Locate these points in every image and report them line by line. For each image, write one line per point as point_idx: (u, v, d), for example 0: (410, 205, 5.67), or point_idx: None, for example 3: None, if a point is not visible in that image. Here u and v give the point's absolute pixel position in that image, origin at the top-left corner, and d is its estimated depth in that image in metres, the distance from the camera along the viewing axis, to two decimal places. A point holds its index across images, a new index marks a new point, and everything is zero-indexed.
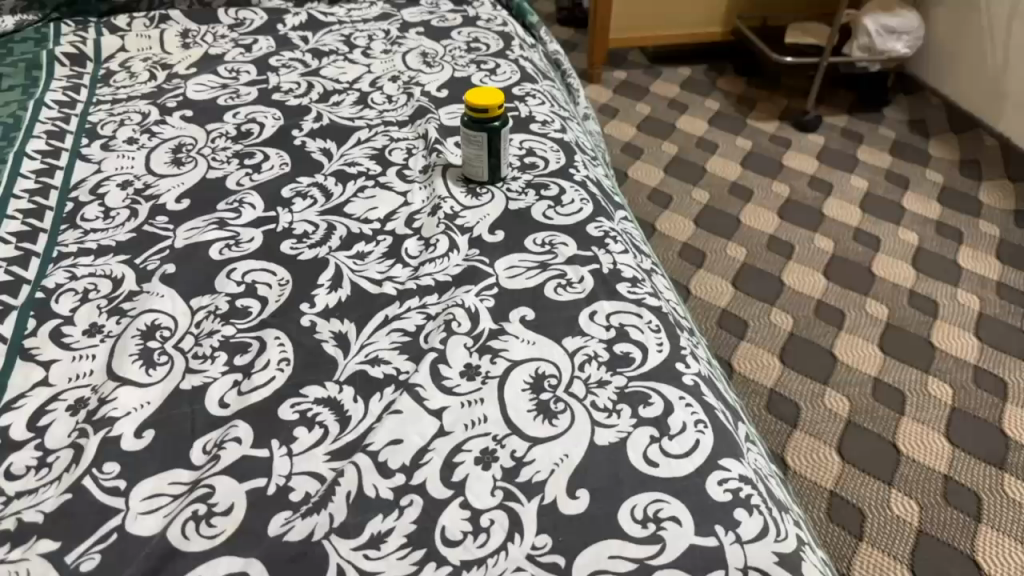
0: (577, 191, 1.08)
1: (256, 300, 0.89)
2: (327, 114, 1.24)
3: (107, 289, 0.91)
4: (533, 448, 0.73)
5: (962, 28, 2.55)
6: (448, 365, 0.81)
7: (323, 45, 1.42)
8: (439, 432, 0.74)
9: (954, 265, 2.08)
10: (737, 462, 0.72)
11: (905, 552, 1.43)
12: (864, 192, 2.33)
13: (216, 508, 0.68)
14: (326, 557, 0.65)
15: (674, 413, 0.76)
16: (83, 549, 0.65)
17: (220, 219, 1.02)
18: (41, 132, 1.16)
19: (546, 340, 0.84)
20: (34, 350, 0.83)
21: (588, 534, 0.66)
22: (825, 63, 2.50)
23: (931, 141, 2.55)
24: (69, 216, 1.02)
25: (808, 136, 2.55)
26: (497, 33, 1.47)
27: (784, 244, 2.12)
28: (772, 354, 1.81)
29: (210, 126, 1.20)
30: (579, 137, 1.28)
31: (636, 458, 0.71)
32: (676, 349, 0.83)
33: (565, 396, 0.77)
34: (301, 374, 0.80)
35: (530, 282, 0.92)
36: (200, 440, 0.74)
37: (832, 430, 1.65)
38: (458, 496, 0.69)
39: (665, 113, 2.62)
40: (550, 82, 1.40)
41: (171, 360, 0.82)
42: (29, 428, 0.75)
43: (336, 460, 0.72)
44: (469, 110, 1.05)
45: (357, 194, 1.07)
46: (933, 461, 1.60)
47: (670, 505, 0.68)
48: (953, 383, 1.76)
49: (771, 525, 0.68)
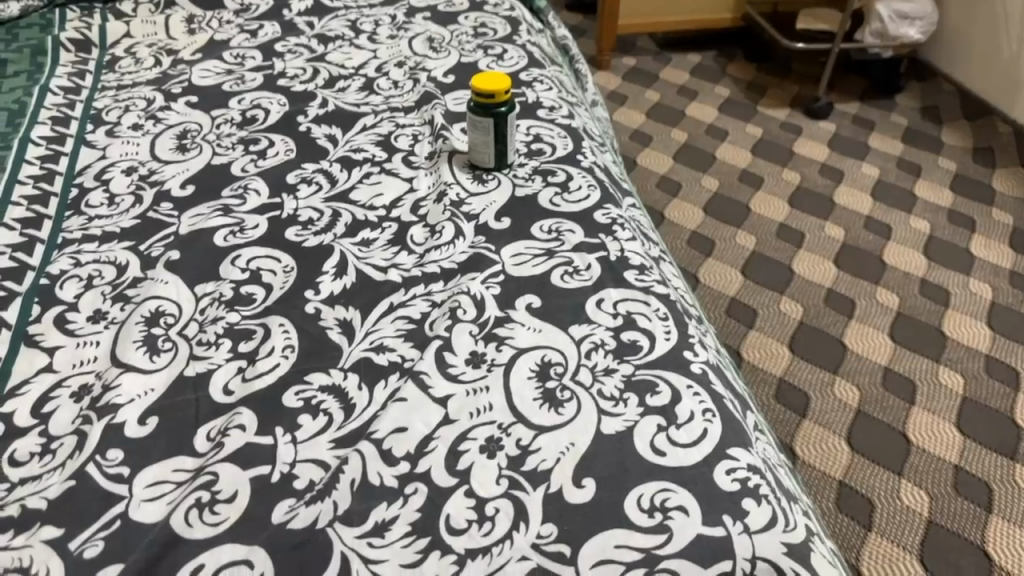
0: (585, 178, 1.07)
1: (261, 287, 0.89)
2: (332, 99, 1.23)
3: (111, 275, 0.91)
4: (539, 437, 0.72)
5: (977, 16, 2.52)
6: (453, 353, 0.80)
7: (329, 31, 1.41)
8: (444, 420, 0.74)
9: (966, 254, 2.06)
10: (746, 451, 0.71)
11: (915, 543, 1.43)
12: (875, 179, 2.31)
13: (220, 495, 0.68)
14: (330, 544, 0.64)
15: (682, 401, 0.75)
16: (86, 536, 0.65)
17: (225, 206, 1.01)
18: (46, 118, 1.16)
19: (553, 328, 0.83)
20: (38, 336, 0.83)
21: (594, 523, 0.65)
22: (836, 49, 2.47)
23: (944, 128, 2.52)
24: (73, 202, 1.02)
25: (819, 123, 2.53)
26: (504, 17, 1.45)
27: (793, 233, 2.11)
28: (781, 343, 1.80)
29: (215, 112, 1.19)
30: (587, 123, 1.26)
31: (643, 447, 0.71)
32: (684, 337, 0.82)
33: (571, 384, 0.77)
34: (306, 362, 0.80)
35: (537, 270, 0.91)
36: (203, 427, 0.74)
37: (841, 419, 1.65)
38: (463, 485, 0.68)
39: (674, 100, 2.60)
40: (557, 67, 1.39)
41: (175, 347, 0.82)
42: (33, 414, 0.75)
43: (341, 447, 0.72)
44: (476, 95, 1.04)
45: (362, 181, 1.06)
46: (944, 451, 1.59)
47: (677, 494, 0.67)
48: (964, 372, 1.74)
49: (779, 515, 0.67)
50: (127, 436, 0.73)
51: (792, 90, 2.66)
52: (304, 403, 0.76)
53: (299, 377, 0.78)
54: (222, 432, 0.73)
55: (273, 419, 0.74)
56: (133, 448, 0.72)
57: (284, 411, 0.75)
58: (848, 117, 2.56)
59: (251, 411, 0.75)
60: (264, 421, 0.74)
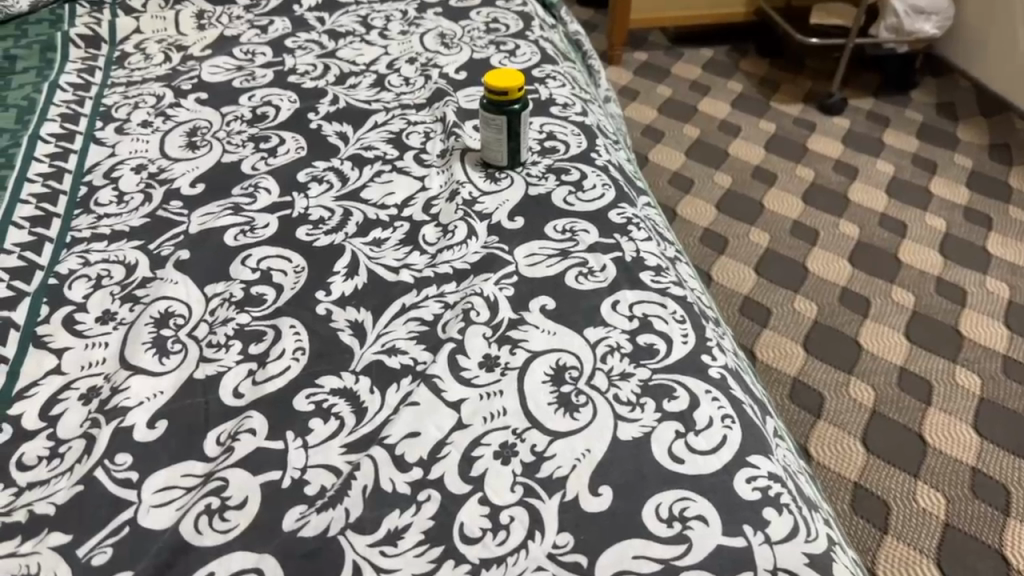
0: (599, 177, 1.05)
1: (271, 287, 0.88)
2: (343, 96, 1.21)
3: (120, 275, 0.90)
4: (554, 443, 0.70)
5: (994, 12, 2.48)
6: (466, 356, 0.79)
7: (340, 26, 1.39)
8: (457, 425, 0.72)
9: (983, 252, 2.03)
10: (766, 459, 0.70)
11: (931, 546, 1.41)
12: (890, 176, 2.28)
13: (229, 502, 0.67)
14: (341, 553, 0.63)
15: (700, 407, 0.73)
16: (94, 542, 0.64)
17: (235, 204, 1.00)
18: (56, 115, 1.15)
19: (567, 330, 0.82)
20: (46, 337, 0.82)
21: (611, 532, 0.64)
22: (851, 44, 2.44)
23: (960, 124, 2.49)
24: (82, 200, 1.01)
25: (833, 119, 2.50)
26: (516, 13, 1.43)
27: (807, 230, 2.08)
28: (795, 342, 1.78)
29: (225, 109, 1.18)
30: (601, 121, 1.25)
31: (661, 453, 0.69)
32: (701, 340, 0.81)
33: (587, 389, 0.75)
34: (317, 364, 0.79)
35: (551, 271, 0.90)
36: (213, 433, 0.73)
37: (856, 421, 1.63)
38: (477, 492, 0.67)
39: (687, 95, 2.57)
40: (570, 63, 1.37)
41: (185, 348, 0.81)
42: (41, 417, 0.74)
43: (352, 453, 0.70)
44: (488, 92, 1.02)
45: (373, 179, 1.05)
46: (960, 452, 1.56)
47: (696, 503, 0.66)
48: (981, 373, 1.72)
49: (801, 525, 0.66)
50: (136, 440, 0.72)
51: (806, 86, 2.64)
52: (315, 406, 0.74)
53: (310, 380, 0.77)
54: (232, 436, 0.72)
55: (284, 423, 0.73)
56: (142, 452, 0.71)
57: (295, 414, 0.74)
58: (863, 113, 2.54)
59: (261, 415, 0.74)
60: (274, 424, 0.73)
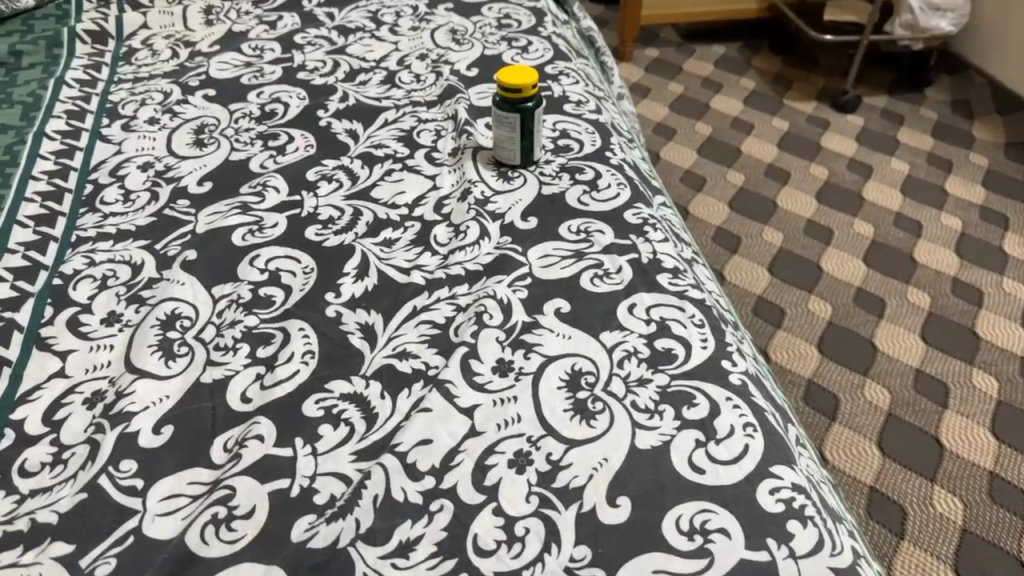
0: (614, 176, 1.03)
1: (280, 289, 0.86)
2: (353, 93, 1.19)
3: (126, 276, 0.88)
4: (570, 451, 0.68)
5: (1011, 10, 2.44)
6: (480, 361, 0.77)
7: (349, 22, 1.37)
8: (471, 432, 0.70)
9: (1000, 252, 2.00)
10: (789, 469, 0.68)
11: (949, 552, 1.39)
12: (905, 175, 2.25)
13: (237, 511, 0.65)
14: (352, 564, 0.61)
15: (721, 415, 0.71)
16: (98, 552, 0.62)
17: (243, 203, 0.98)
18: (61, 112, 1.13)
19: (583, 334, 0.80)
20: (50, 339, 0.80)
21: (630, 545, 0.62)
22: (865, 41, 2.40)
23: (975, 123, 2.46)
24: (88, 199, 0.99)
25: (846, 117, 2.47)
26: (529, 8, 1.41)
27: (821, 230, 2.05)
28: (809, 344, 1.76)
29: (233, 106, 1.16)
30: (616, 119, 1.22)
31: (680, 463, 0.67)
32: (721, 345, 0.79)
33: (603, 395, 0.73)
34: (326, 368, 0.77)
35: (565, 273, 0.88)
36: (219, 441, 0.71)
37: (871, 423, 1.60)
38: (492, 502, 0.65)
39: (699, 92, 2.55)
40: (583, 60, 1.34)
41: (192, 351, 0.79)
42: (45, 422, 0.73)
43: (363, 460, 0.68)
44: (500, 89, 1.00)
45: (384, 178, 1.03)
46: (978, 456, 1.54)
47: (718, 515, 0.64)
48: (999, 375, 1.69)
49: (826, 538, 0.63)
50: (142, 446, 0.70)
51: (819, 83, 2.60)
52: (325, 412, 0.72)
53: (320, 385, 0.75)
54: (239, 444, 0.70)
55: (293, 429, 0.71)
56: (148, 459, 0.69)
57: (304, 420, 0.72)
58: (877, 111, 2.50)
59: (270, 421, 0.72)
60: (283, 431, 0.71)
